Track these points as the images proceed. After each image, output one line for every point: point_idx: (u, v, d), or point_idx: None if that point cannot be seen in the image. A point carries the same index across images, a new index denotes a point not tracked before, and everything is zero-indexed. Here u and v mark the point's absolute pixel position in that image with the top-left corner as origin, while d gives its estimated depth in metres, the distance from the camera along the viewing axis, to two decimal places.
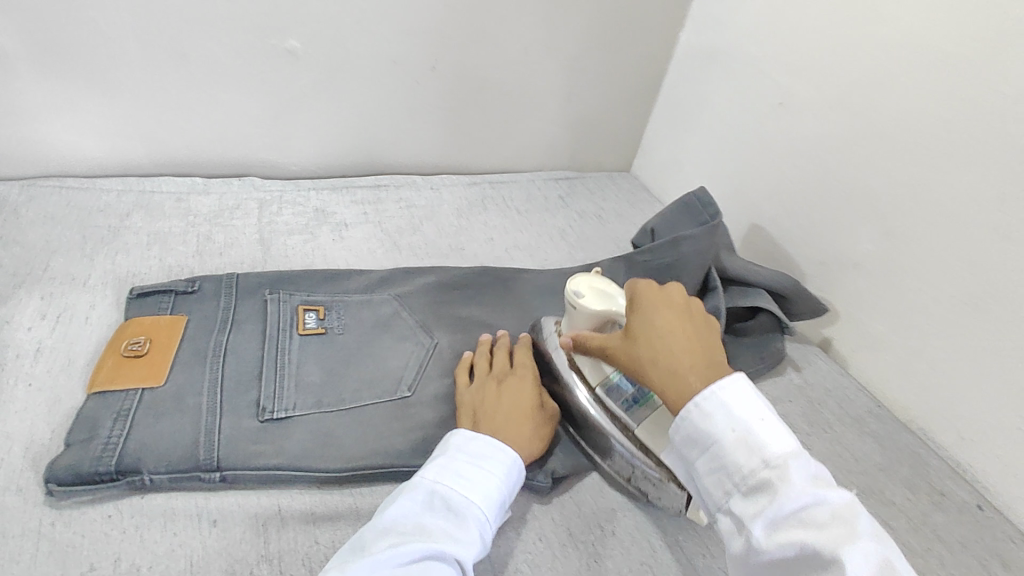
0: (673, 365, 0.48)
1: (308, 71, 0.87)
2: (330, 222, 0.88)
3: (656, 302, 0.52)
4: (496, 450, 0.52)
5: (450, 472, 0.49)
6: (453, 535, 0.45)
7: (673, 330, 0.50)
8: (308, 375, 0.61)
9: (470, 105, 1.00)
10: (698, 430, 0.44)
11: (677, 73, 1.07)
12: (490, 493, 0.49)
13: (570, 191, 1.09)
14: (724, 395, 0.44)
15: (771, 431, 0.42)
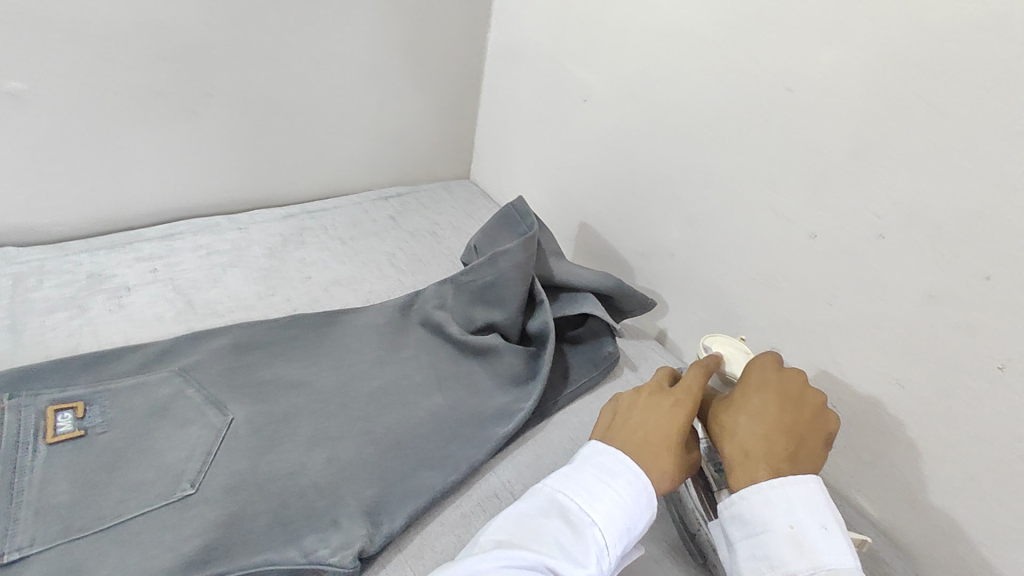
0: (748, 447, 0.49)
1: (47, 116, 0.73)
2: (107, 287, 0.75)
3: (764, 387, 0.52)
4: (626, 467, 0.50)
5: (576, 483, 0.49)
6: (566, 550, 0.44)
7: (763, 410, 0.50)
8: (57, 497, 0.51)
9: (270, 130, 0.90)
10: (755, 512, 0.46)
11: (493, 72, 1.04)
12: (616, 516, 0.47)
13: (402, 208, 1.02)
14: (793, 491, 0.46)
15: (828, 542, 0.43)
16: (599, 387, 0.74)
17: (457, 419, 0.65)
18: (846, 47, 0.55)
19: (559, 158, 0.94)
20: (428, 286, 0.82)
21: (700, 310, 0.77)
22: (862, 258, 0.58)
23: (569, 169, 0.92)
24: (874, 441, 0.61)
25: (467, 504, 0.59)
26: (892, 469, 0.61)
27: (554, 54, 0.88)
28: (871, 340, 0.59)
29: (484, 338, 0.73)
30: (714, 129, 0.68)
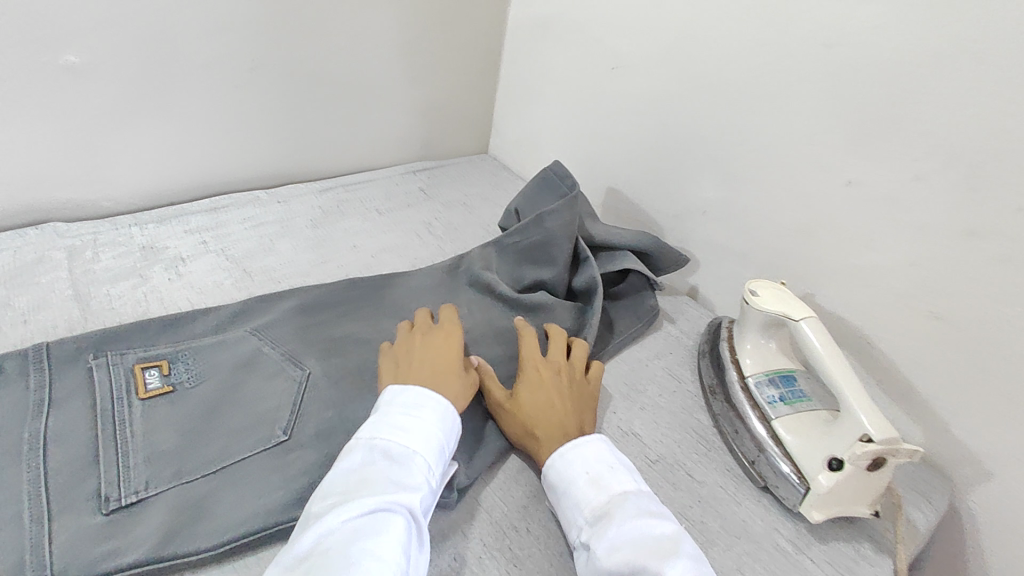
0: (541, 429, 0.58)
1: (100, 89, 0.74)
2: (162, 259, 0.77)
3: (548, 375, 0.62)
4: (430, 399, 0.53)
5: (386, 426, 0.51)
6: (398, 483, 0.47)
7: (542, 392, 0.60)
8: (161, 446, 0.53)
9: (307, 105, 0.92)
10: (559, 472, 0.53)
11: (514, 46, 1.06)
12: (431, 439, 0.51)
13: (431, 181, 1.05)
14: (580, 445, 0.55)
15: (619, 476, 0.52)
16: (644, 338, 0.79)
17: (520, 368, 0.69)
18: (884, 6, 0.61)
19: (587, 127, 0.97)
20: (472, 249, 0.85)
21: (737, 264, 0.82)
22: (903, 203, 0.64)
23: (598, 138, 0.96)
24: (910, 370, 0.67)
25: None
26: (927, 394, 0.67)
27: (582, 24, 0.92)
28: (910, 279, 0.65)
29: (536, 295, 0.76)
30: (750, 88, 0.74)
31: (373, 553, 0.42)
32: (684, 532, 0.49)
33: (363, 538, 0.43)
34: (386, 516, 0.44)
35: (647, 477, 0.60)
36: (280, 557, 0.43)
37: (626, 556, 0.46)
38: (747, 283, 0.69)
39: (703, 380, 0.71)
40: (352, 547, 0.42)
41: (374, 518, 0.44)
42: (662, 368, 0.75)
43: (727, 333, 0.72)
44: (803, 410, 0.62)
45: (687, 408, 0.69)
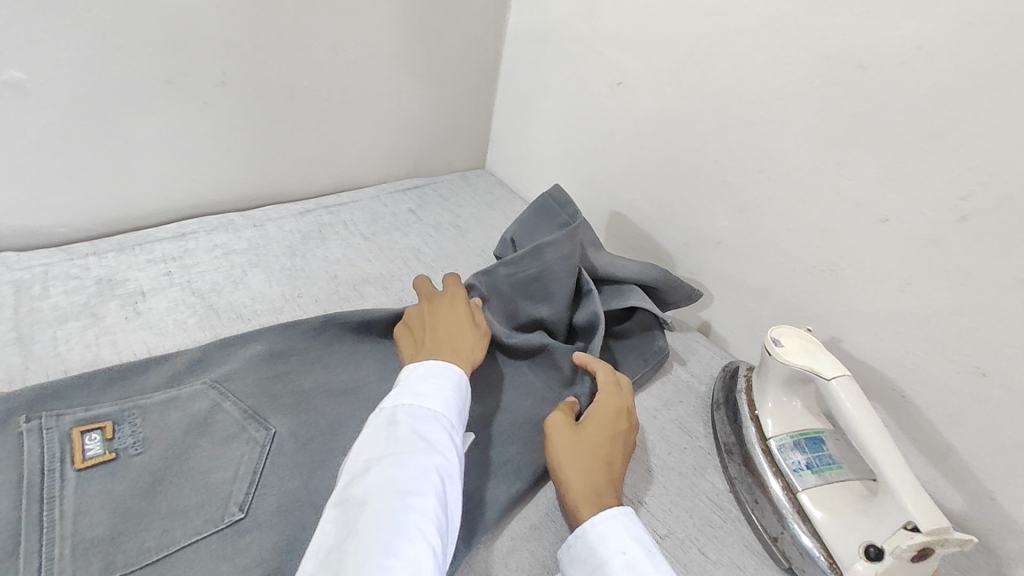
0: (593, 471, 0.52)
1: (47, 107, 0.67)
2: (120, 294, 0.70)
3: (619, 432, 0.56)
4: (443, 367, 0.55)
5: (407, 393, 0.51)
6: (427, 438, 0.47)
7: (606, 435, 0.55)
8: (91, 534, 0.46)
9: (285, 122, 0.85)
10: (589, 548, 0.47)
11: (512, 56, 0.99)
12: (449, 401, 0.52)
13: (421, 201, 0.98)
14: (618, 518, 0.48)
15: (655, 563, 0.46)
16: (651, 384, 0.72)
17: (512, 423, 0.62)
18: (926, 24, 0.54)
19: (589, 145, 0.90)
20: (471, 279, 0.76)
21: (752, 300, 0.75)
22: (942, 246, 0.57)
23: (600, 158, 0.89)
24: (948, 431, 0.60)
25: (535, 515, 0.56)
26: (967, 459, 0.59)
27: (584, 35, 0.84)
28: (951, 330, 0.58)
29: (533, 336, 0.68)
30: (769, 111, 0.66)
31: (418, 506, 0.42)
32: None
33: (407, 495, 0.43)
34: (420, 470, 0.45)
35: None
36: (324, 518, 0.43)
37: None
38: (768, 331, 0.62)
39: (717, 438, 0.64)
40: (398, 501, 0.42)
41: (411, 473, 0.44)
42: (672, 418, 0.67)
43: (744, 384, 0.65)
44: (833, 480, 0.55)
45: (700, 470, 0.62)
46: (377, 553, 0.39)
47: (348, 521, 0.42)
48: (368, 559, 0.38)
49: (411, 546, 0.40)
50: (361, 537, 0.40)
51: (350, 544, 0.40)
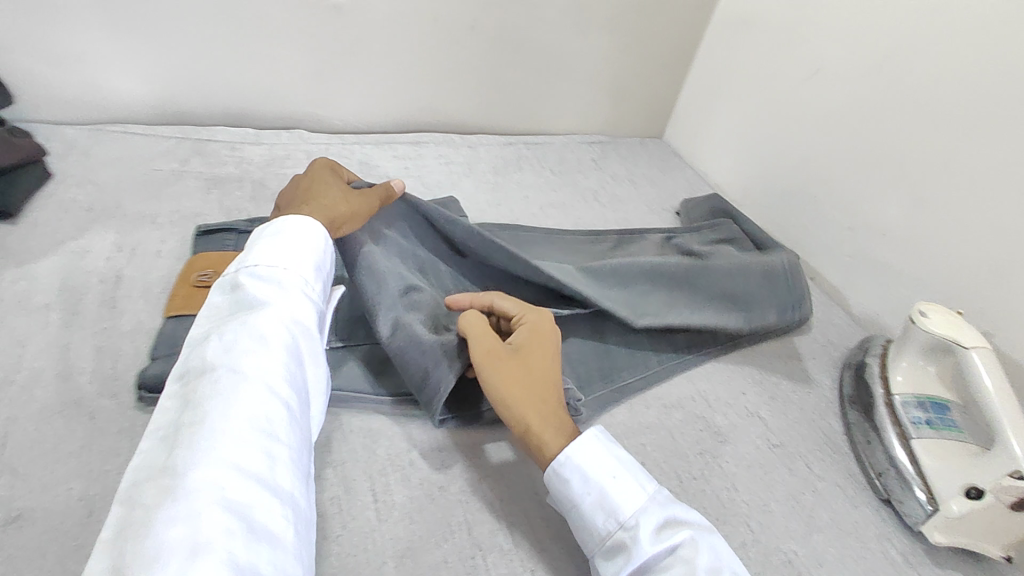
0: (548, 403, 0.53)
1: (355, 26, 0.88)
2: (374, 174, 0.92)
3: (548, 351, 0.57)
4: (291, 228, 0.56)
5: (251, 261, 0.52)
6: (272, 303, 0.49)
7: (546, 359, 0.56)
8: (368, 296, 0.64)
9: (510, 67, 1.02)
10: (562, 492, 0.49)
11: (715, 38, 1.08)
12: (303, 267, 0.54)
13: (603, 154, 1.11)
14: (576, 459, 0.49)
15: (621, 490, 0.48)
16: (789, 339, 0.79)
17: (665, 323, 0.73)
18: None
19: (771, 126, 0.97)
20: (645, 232, 0.89)
21: (906, 288, 0.80)
22: None
23: (780, 139, 0.96)
24: None
25: (670, 398, 0.66)
26: None
27: (793, 23, 0.91)
28: None
29: (399, 272, 0.62)
30: (967, 111, 0.71)
31: (259, 363, 0.45)
32: (703, 541, 0.46)
33: (243, 357, 0.45)
34: (265, 331, 0.47)
35: (766, 458, 0.62)
36: (166, 391, 0.44)
37: None
38: (919, 303, 0.66)
39: (842, 391, 0.71)
40: (237, 362, 0.44)
41: (254, 335, 0.46)
42: (802, 367, 0.75)
43: (879, 350, 0.71)
44: (948, 438, 0.61)
45: (820, 411, 0.70)
46: (215, 413, 0.41)
47: (188, 390, 0.43)
48: (204, 421, 0.41)
49: (252, 400, 0.42)
50: (201, 402, 0.42)
51: (189, 412, 0.42)
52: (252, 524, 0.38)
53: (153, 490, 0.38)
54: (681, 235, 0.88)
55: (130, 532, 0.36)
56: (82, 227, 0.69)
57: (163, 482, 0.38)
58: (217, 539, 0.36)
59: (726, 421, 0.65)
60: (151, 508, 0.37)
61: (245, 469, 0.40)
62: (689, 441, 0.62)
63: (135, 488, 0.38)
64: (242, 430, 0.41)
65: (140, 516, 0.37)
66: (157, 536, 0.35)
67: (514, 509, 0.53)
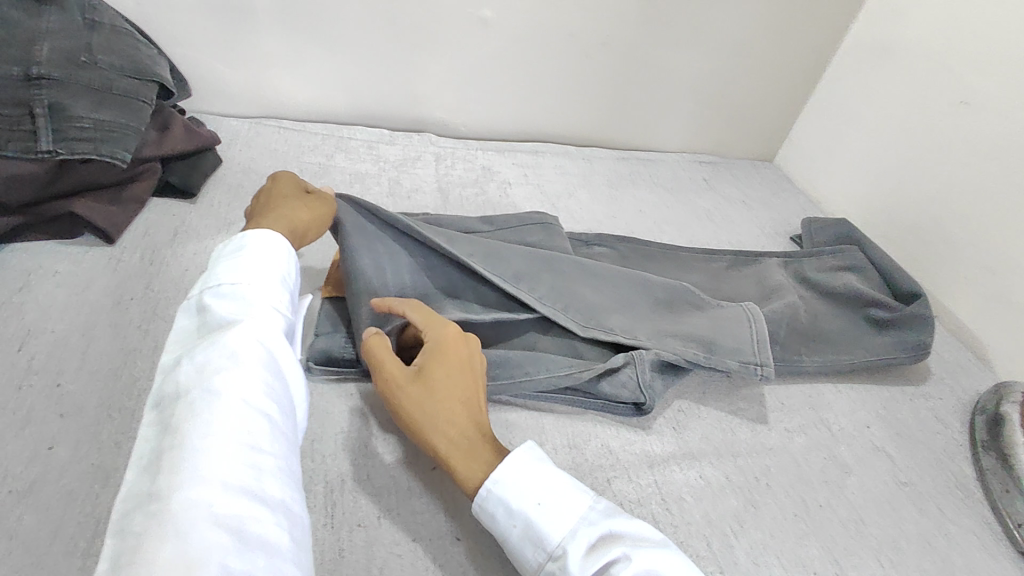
0: (460, 425, 0.50)
1: (495, 39, 0.94)
2: (496, 179, 0.96)
3: (456, 366, 0.52)
4: (247, 242, 0.52)
5: (213, 282, 0.49)
6: (239, 319, 0.45)
7: (451, 374, 0.52)
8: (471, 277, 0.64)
9: (632, 84, 1.04)
10: (491, 525, 0.47)
11: (844, 64, 1.06)
12: (270, 282, 0.50)
13: (714, 174, 1.11)
14: (497, 490, 0.47)
15: (545, 515, 0.45)
16: (915, 377, 0.77)
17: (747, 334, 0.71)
18: None
19: (903, 157, 0.95)
20: (763, 255, 0.87)
21: None
22: None
23: (913, 171, 0.93)
24: None
25: (792, 423, 0.66)
26: None
27: (940, 53, 0.89)
28: None
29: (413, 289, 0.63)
30: None
31: (235, 375, 0.41)
32: (639, 561, 0.42)
33: (217, 371, 0.41)
34: (238, 344, 0.43)
35: (894, 495, 0.61)
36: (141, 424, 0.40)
37: None
38: None
39: (974, 436, 0.68)
40: (208, 376, 0.40)
41: (225, 350, 0.42)
42: (929, 407, 0.73)
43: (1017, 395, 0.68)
44: None
45: (949, 454, 0.67)
46: (195, 430, 0.37)
47: (165, 416, 0.39)
48: (184, 441, 0.37)
49: (234, 415, 0.39)
50: (179, 422, 0.38)
51: (167, 437, 0.37)
52: (248, 539, 0.34)
53: (139, 518, 0.34)
54: (800, 260, 0.86)
55: (122, 563, 0.32)
56: (249, 211, 0.77)
57: (148, 507, 0.34)
58: (214, 557, 0.32)
59: (850, 452, 0.64)
60: (140, 535, 0.33)
61: (233, 484, 0.36)
62: (813, 468, 0.62)
63: (123, 518, 0.34)
64: (224, 446, 0.37)
65: (131, 544, 0.32)
66: (154, 558, 0.31)
67: (643, 512, 0.54)
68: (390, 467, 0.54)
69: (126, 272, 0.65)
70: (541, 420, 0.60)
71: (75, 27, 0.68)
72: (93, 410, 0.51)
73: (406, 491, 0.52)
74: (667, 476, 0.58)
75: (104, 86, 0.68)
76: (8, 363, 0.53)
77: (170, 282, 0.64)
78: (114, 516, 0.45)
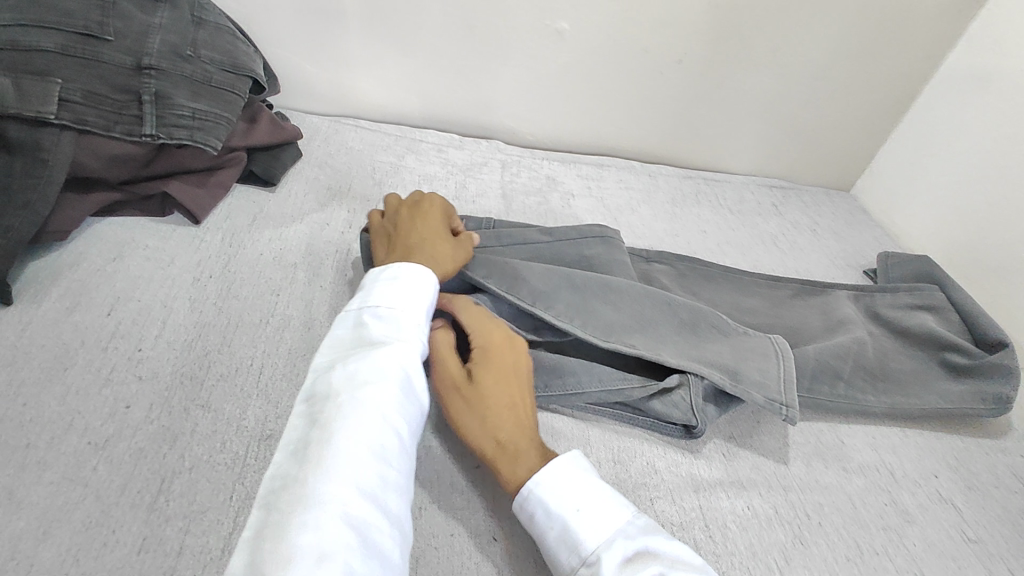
0: (509, 427, 0.51)
1: (569, 51, 0.95)
2: (560, 189, 0.96)
3: (505, 369, 0.55)
4: (406, 268, 0.57)
5: (372, 300, 0.54)
6: (389, 340, 0.50)
7: (502, 377, 0.54)
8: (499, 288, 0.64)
9: (705, 103, 1.03)
10: (527, 525, 0.48)
11: (936, 93, 1.01)
12: (417, 307, 0.54)
13: (784, 200, 1.08)
14: (539, 490, 0.47)
15: (583, 522, 0.46)
16: (993, 429, 0.71)
17: (798, 366, 0.68)
18: None
19: (995, 195, 0.89)
20: (832, 286, 0.84)
21: None
22: None
23: (1006, 210, 0.87)
24: None
25: (851, 463, 0.63)
26: None
27: None
28: None
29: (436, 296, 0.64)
30: None
31: (376, 394, 0.45)
32: None
33: (363, 387, 0.46)
34: (386, 361, 0.48)
35: (960, 551, 0.57)
36: (293, 412, 0.46)
37: None
38: None
39: None
40: (355, 390, 0.45)
41: (374, 368, 0.47)
42: (1006, 462, 0.67)
43: None
44: None
45: None
46: (340, 435, 0.42)
47: (315, 411, 0.45)
48: (332, 442, 0.42)
49: (372, 426, 0.43)
50: (328, 424, 0.43)
51: (316, 432, 0.43)
52: (368, 543, 0.39)
53: (286, 498, 0.39)
54: (872, 294, 0.83)
55: (268, 536, 0.37)
56: (324, 203, 0.81)
57: (292, 493, 0.39)
58: (340, 551, 0.37)
59: (913, 500, 0.60)
60: (285, 515, 0.38)
61: (366, 490, 0.40)
62: (871, 513, 0.58)
63: (270, 494, 0.40)
64: (363, 455, 0.42)
65: (275, 521, 0.38)
66: (291, 541, 0.36)
67: (685, 535, 0.53)
68: (436, 461, 0.55)
69: (207, 251, 0.69)
70: (586, 431, 0.60)
71: (182, 24, 0.73)
72: (167, 376, 0.55)
73: (448, 486, 0.53)
74: (712, 502, 0.56)
75: (202, 78, 0.74)
76: (97, 326, 0.58)
77: (246, 264, 0.68)
78: (177, 476, 0.47)
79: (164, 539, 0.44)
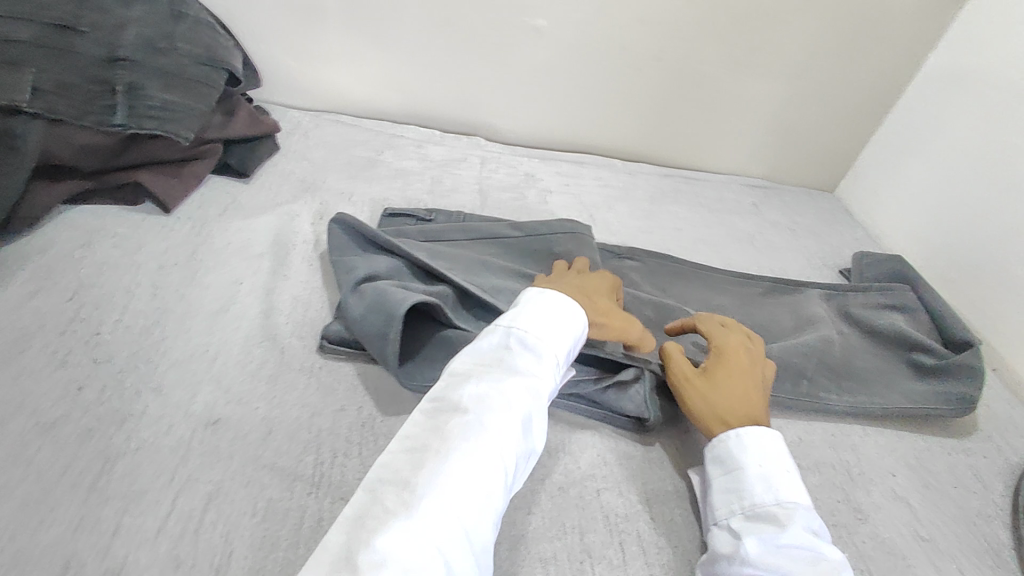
0: (741, 411, 0.55)
1: (546, 48, 0.95)
2: (537, 186, 0.97)
3: (740, 365, 0.59)
4: (569, 302, 0.58)
5: (523, 322, 0.54)
6: (524, 370, 0.50)
7: (734, 372, 0.58)
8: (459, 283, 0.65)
9: (684, 102, 1.03)
10: (729, 453, 0.52)
11: (918, 93, 1.01)
12: (562, 347, 0.54)
13: (764, 199, 1.07)
14: (757, 434, 0.53)
15: (788, 480, 0.50)
16: (957, 430, 0.71)
17: None
18: None
19: (972, 196, 0.89)
20: (804, 286, 0.84)
21: None
22: None
23: (982, 211, 0.87)
24: None
25: (806, 460, 0.63)
26: None
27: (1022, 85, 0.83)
28: None
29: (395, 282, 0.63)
30: None
31: (497, 425, 0.45)
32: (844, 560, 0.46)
33: (487, 414, 0.46)
34: (514, 393, 0.48)
35: (910, 549, 0.57)
36: (419, 407, 0.47)
37: (782, 565, 0.45)
38: None
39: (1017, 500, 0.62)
40: (481, 414, 0.46)
41: (503, 397, 0.47)
42: (967, 463, 0.67)
43: None
44: None
45: (984, 516, 0.62)
46: (457, 454, 0.43)
47: (440, 416, 0.46)
48: (450, 456, 0.42)
49: (489, 455, 0.43)
50: (451, 435, 0.44)
51: (438, 440, 0.43)
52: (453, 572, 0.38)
53: (393, 495, 0.40)
54: (844, 294, 0.83)
55: (369, 527, 0.38)
56: (297, 196, 0.81)
57: (401, 493, 0.40)
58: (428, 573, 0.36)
59: (867, 498, 0.60)
60: (389, 513, 0.39)
61: (468, 519, 0.40)
62: (823, 509, 0.58)
63: (379, 483, 0.41)
64: (475, 481, 0.42)
65: (378, 515, 0.39)
66: (385, 542, 0.37)
67: (629, 527, 0.53)
68: None
69: (175, 240, 0.70)
70: None
71: (157, 16, 0.74)
72: (122, 360, 0.56)
73: None
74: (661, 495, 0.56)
75: (177, 70, 0.74)
76: (57, 311, 0.59)
77: (212, 253, 0.69)
78: (121, 458, 0.48)
79: (102, 519, 0.45)
